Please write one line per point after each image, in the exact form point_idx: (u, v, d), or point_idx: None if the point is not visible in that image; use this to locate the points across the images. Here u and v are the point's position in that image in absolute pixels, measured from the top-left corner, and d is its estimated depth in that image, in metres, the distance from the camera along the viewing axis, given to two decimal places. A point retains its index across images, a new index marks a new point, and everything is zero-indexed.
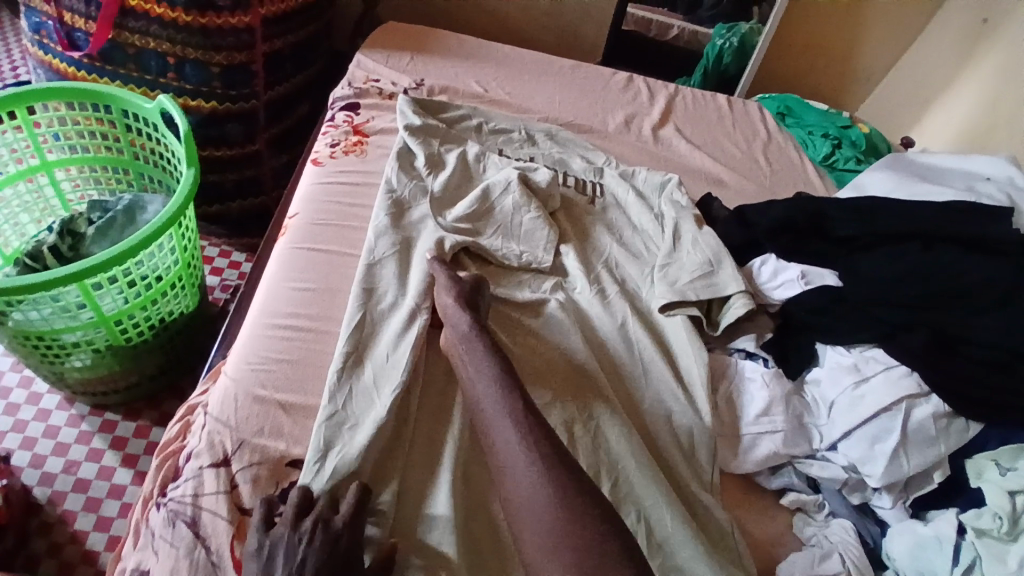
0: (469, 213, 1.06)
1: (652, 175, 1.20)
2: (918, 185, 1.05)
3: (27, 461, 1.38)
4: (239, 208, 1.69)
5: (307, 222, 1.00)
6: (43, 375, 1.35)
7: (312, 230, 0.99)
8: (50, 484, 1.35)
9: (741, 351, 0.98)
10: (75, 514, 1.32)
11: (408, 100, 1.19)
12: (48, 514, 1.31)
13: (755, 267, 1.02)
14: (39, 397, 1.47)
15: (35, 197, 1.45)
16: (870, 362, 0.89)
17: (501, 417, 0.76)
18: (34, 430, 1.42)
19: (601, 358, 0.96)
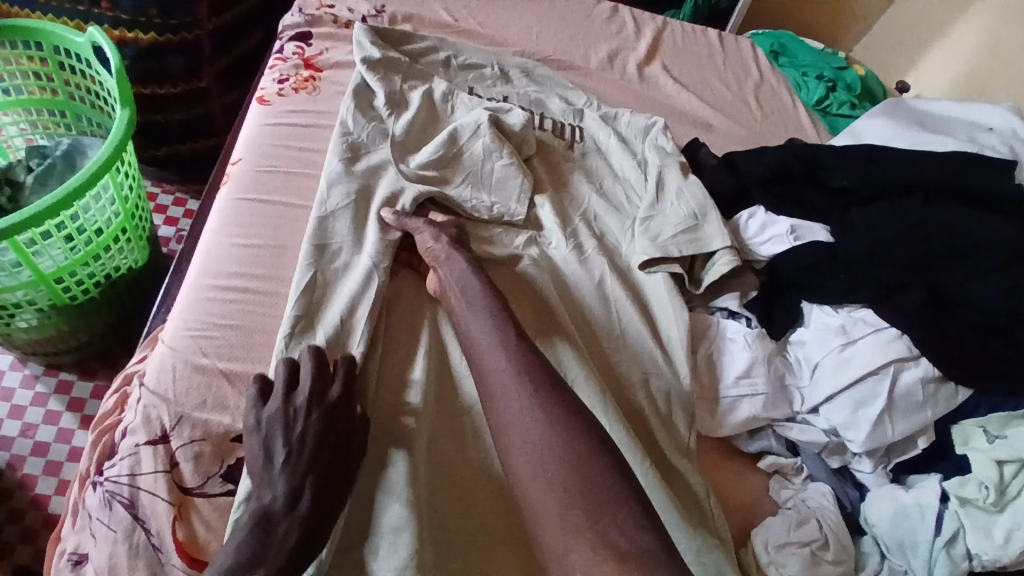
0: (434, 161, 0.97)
1: (636, 117, 1.10)
2: (917, 134, 0.98)
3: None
4: (190, 150, 1.56)
5: (252, 169, 0.91)
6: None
7: (257, 179, 0.90)
8: (9, 447, 1.29)
9: (722, 310, 0.93)
10: (36, 478, 1.27)
11: (366, 29, 1.06)
12: (7, 478, 1.26)
13: (742, 220, 0.96)
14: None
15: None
16: (858, 324, 0.85)
17: (489, 335, 0.77)
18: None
19: (575, 318, 0.89)
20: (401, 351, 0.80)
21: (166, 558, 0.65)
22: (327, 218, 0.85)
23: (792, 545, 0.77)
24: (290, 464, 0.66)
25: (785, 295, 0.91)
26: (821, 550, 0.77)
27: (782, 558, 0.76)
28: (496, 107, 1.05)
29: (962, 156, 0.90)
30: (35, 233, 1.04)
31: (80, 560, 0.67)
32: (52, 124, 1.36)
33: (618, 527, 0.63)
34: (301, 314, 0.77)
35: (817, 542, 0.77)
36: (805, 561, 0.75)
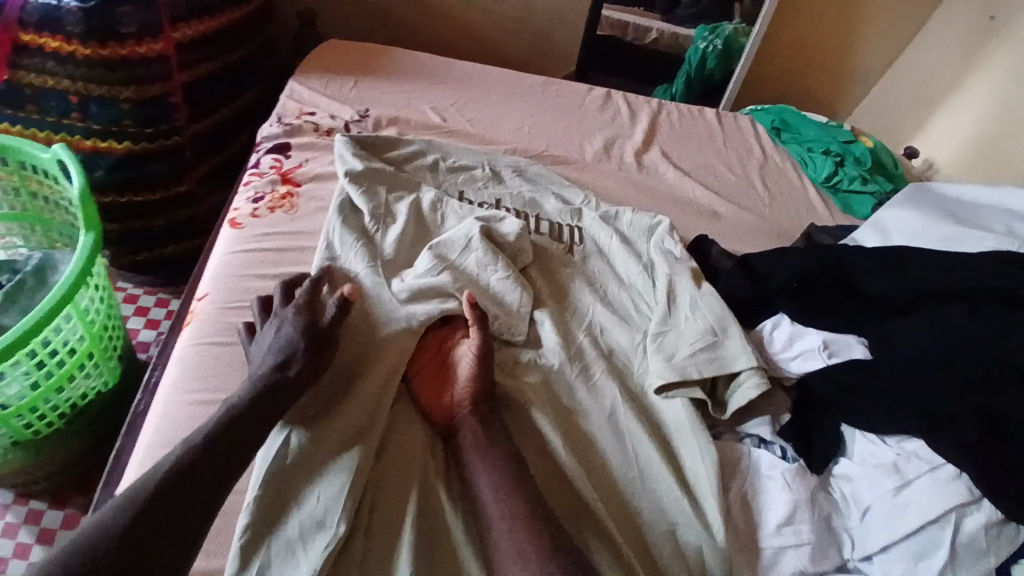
0: (434, 273, 0.88)
1: (638, 216, 1.02)
2: (947, 227, 0.90)
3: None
4: (173, 253, 1.49)
5: (223, 309, 0.83)
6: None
7: (230, 320, 0.82)
8: None
9: (753, 437, 0.83)
10: None
11: (347, 140, 1.01)
12: None
13: (766, 332, 0.88)
14: None
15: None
16: (912, 460, 0.74)
17: (496, 480, 0.71)
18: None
19: (584, 458, 0.79)
20: (392, 512, 0.70)
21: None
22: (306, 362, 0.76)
23: None
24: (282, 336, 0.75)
25: (822, 420, 0.82)
26: None
27: None
28: (488, 215, 0.98)
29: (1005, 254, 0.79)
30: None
31: None
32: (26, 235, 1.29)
33: None
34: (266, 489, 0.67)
35: None
36: None
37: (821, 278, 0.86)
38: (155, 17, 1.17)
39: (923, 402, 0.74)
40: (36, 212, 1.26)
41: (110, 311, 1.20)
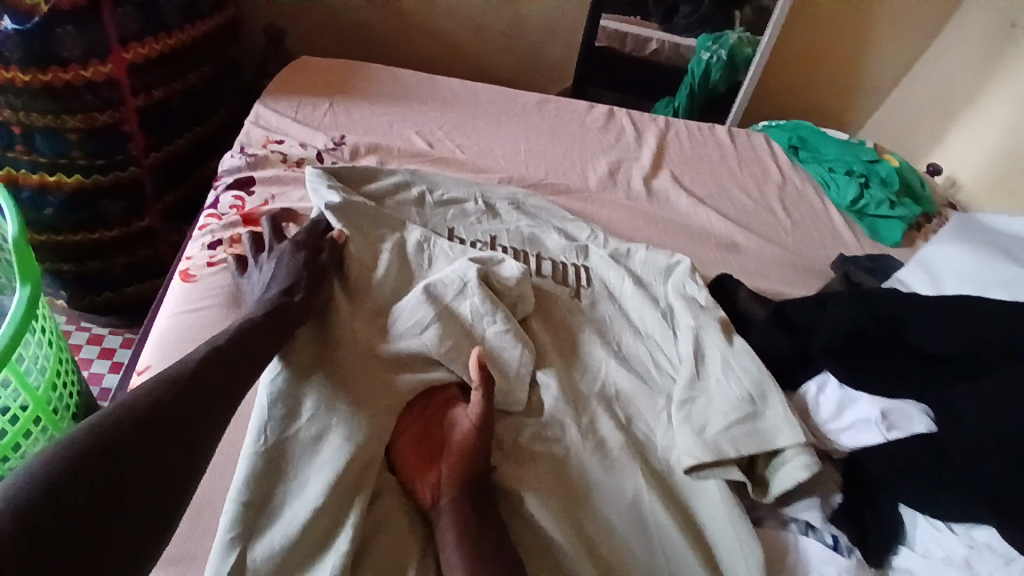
0: (417, 331, 0.76)
1: (653, 255, 0.90)
2: (1007, 268, 0.78)
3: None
4: (137, 292, 1.35)
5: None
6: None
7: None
8: None
9: (799, 522, 0.71)
10: None
11: (319, 172, 0.88)
12: None
13: (811, 395, 0.76)
14: None
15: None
16: (985, 555, 0.62)
17: None
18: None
19: (600, 558, 0.66)
20: None
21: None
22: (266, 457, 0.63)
23: None
24: (280, 274, 0.76)
25: (877, 501, 0.69)
26: None
27: None
28: (484, 257, 0.85)
29: None
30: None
31: None
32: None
33: None
34: None
35: None
36: None
37: (872, 333, 0.73)
38: (102, 37, 1.05)
39: (1011, 489, 0.61)
40: None
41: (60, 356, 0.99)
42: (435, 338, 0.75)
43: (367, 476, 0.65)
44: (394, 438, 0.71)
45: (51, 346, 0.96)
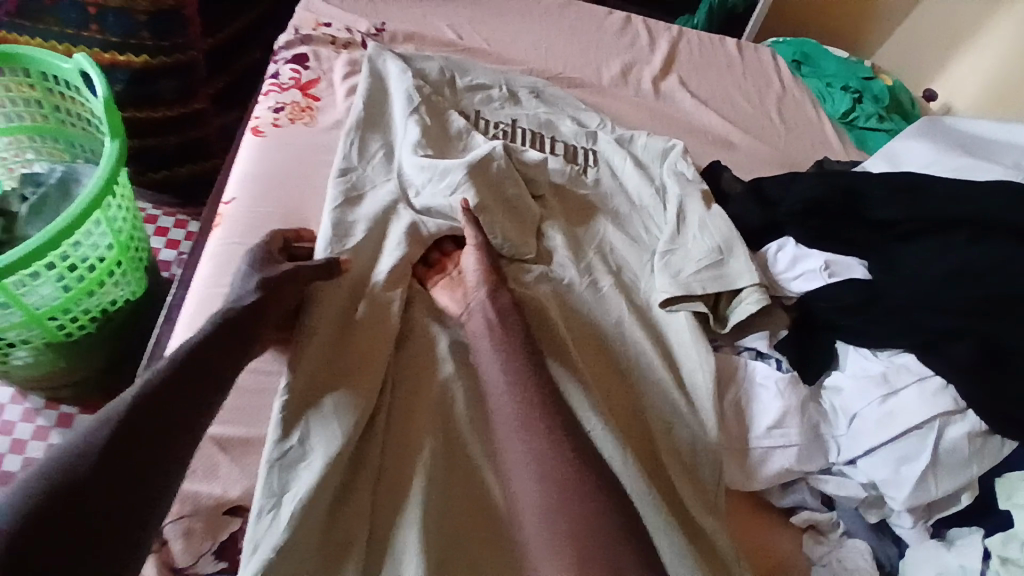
0: (448, 193, 0.87)
1: (653, 140, 1.04)
2: (957, 159, 0.89)
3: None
4: (188, 174, 1.48)
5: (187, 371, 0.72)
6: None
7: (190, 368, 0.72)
8: None
9: (750, 351, 0.87)
10: None
11: (395, 58, 1.03)
12: None
13: (771, 253, 0.90)
14: None
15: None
16: (901, 372, 0.77)
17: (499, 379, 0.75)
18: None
19: (598, 379, 0.83)
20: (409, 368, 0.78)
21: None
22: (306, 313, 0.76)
23: None
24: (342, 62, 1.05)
25: (820, 338, 0.84)
26: None
27: None
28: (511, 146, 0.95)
29: (1012, 187, 0.80)
30: (13, 278, 0.96)
31: None
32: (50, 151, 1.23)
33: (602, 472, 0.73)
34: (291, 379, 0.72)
35: None
36: None
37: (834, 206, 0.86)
38: None
39: (933, 329, 0.76)
40: (119, 257, 1.14)
41: (133, 228, 1.19)
42: (461, 197, 0.86)
43: (390, 308, 0.79)
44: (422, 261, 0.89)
45: (127, 215, 1.16)
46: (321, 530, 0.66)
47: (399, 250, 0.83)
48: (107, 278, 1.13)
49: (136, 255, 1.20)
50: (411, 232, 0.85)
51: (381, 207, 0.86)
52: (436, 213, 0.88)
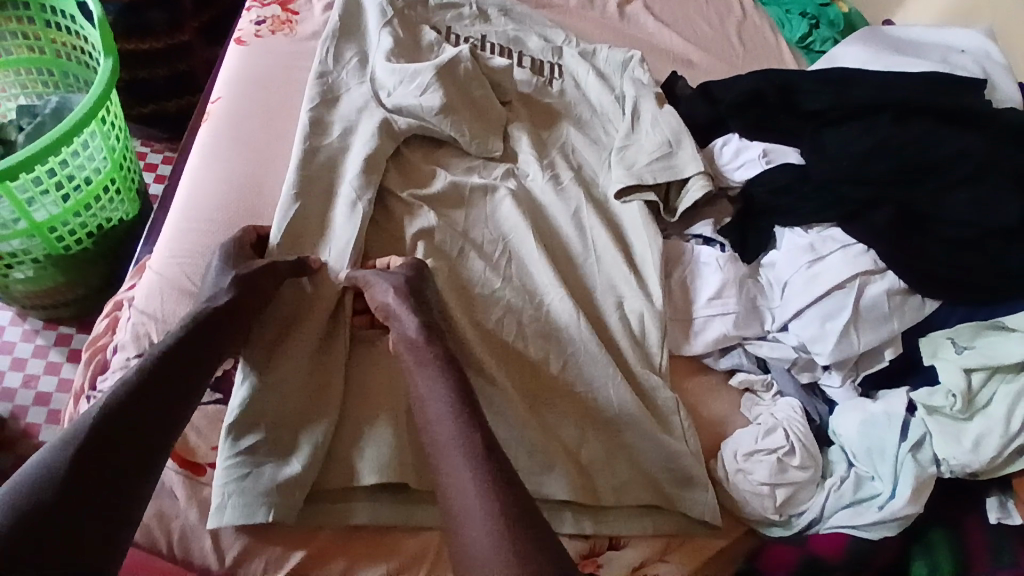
0: (418, 93, 0.93)
1: (614, 53, 1.10)
2: (892, 57, 0.99)
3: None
4: (176, 107, 1.53)
5: (178, 268, 0.76)
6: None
7: (179, 269, 0.76)
8: (32, 386, 1.31)
9: (697, 238, 0.95)
10: (39, 426, 1.27)
11: None
12: (11, 428, 1.26)
13: (716, 148, 0.98)
14: None
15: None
16: (827, 242, 0.86)
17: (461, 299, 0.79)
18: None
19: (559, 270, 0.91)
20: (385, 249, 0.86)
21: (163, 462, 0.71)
22: (296, 207, 0.82)
23: (761, 452, 0.81)
24: None
25: (759, 222, 0.92)
26: (787, 456, 0.80)
27: (749, 465, 0.80)
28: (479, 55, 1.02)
29: (933, 76, 0.90)
30: (18, 181, 1.02)
31: None
32: (35, 84, 1.27)
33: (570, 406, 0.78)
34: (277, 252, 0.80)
35: (783, 449, 0.80)
36: (772, 466, 0.79)
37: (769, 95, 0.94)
38: None
39: (854, 197, 0.85)
40: (115, 175, 1.20)
41: (125, 150, 1.24)
42: (430, 98, 0.92)
43: (368, 191, 0.86)
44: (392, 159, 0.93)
45: (117, 136, 1.19)
46: (305, 371, 0.75)
47: (372, 141, 0.89)
48: (103, 195, 1.20)
49: (128, 177, 1.25)
50: (383, 128, 0.91)
51: (356, 106, 0.93)
52: (407, 111, 0.93)
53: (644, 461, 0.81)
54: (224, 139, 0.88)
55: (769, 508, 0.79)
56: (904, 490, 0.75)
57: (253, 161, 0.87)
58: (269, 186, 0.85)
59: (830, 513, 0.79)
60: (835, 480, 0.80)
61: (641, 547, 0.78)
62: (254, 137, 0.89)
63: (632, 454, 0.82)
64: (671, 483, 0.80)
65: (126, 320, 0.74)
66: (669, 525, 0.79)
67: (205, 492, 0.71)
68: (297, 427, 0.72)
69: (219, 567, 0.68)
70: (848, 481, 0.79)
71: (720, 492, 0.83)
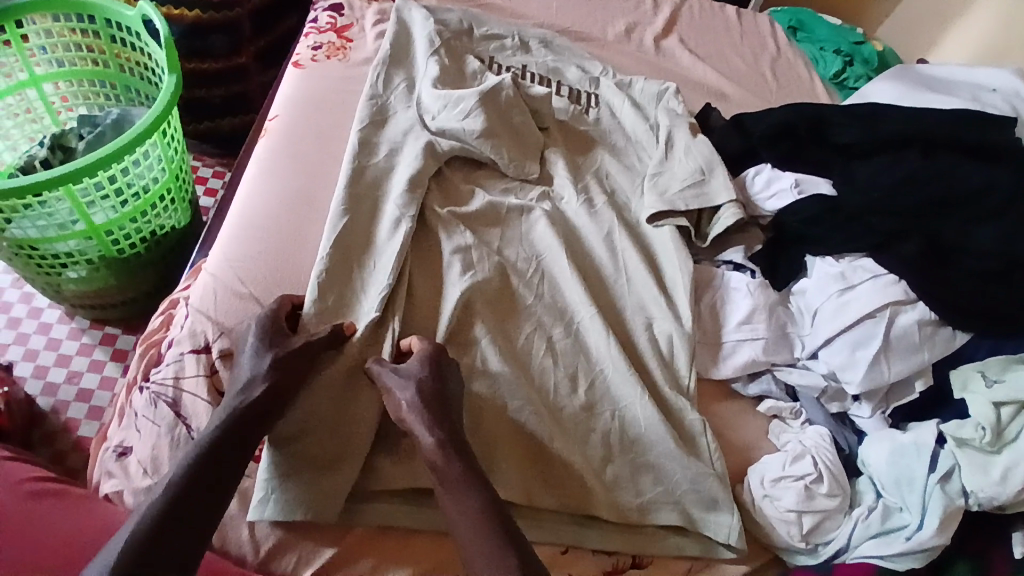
0: (461, 118, 0.98)
1: (649, 84, 1.14)
2: (923, 94, 1.01)
3: (30, 372, 1.37)
4: (228, 126, 1.63)
5: (231, 270, 0.81)
6: (40, 287, 1.32)
7: (233, 272, 0.81)
8: (76, 382, 1.37)
9: (728, 264, 0.97)
10: (79, 421, 1.32)
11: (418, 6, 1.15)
12: (52, 422, 1.32)
13: (749, 177, 1.00)
14: (40, 312, 1.45)
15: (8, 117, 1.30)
16: (857, 271, 0.86)
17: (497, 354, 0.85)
18: (35, 342, 1.41)
19: (594, 289, 0.94)
20: (423, 261, 0.89)
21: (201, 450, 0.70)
22: (345, 221, 0.86)
23: (787, 479, 0.81)
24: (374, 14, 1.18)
25: (790, 251, 0.94)
26: (815, 484, 0.80)
27: (776, 491, 0.80)
28: (521, 83, 1.07)
29: (964, 114, 0.92)
30: (81, 185, 1.10)
31: (122, 453, 0.72)
32: (96, 95, 1.38)
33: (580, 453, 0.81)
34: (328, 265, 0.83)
35: (811, 476, 0.80)
36: (799, 493, 0.79)
37: (800, 128, 0.98)
38: None
39: (885, 229, 0.86)
40: (166, 186, 1.28)
41: (180, 165, 1.32)
42: (473, 122, 0.97)
43: (413, 205, 0.90)
44: (434, 180, 0.97)
45: (172, 152, 1.27)
46: (345, 380, 0.77)
47: (419, 159, 0.94)
48: (156, 206, 1.28)
49: (179, 189, 1.34)
50: (428, 150, 0.96)
51: (402, 128, 0.98)
52: (450, 134, 0.97)
53: (673, 482, 0.81)
54: (282, 156, 0.94)
55: (796, 535, 0.79)
56: (932, 522, 0.75)
57: (305, 174, 0.92)
58: (321, 197, 0.90)
59: (857, 543, 0.78)
60: (863, 510, 0.80)
61: (664, 567, 0.79)
62: (308, 154, 0.94)
63: (659, 473, 0.82)
64: (698, 506, 0.80)
65: (182, 318, 0.78)
66: (695, 547, 0.79)
67: (245, 484, 0.74)
68: (338, 434, 0.75)
69: (254, 558, 0.71)
70: (876, 511, 0.79)
71: (745, 517, 0.83)
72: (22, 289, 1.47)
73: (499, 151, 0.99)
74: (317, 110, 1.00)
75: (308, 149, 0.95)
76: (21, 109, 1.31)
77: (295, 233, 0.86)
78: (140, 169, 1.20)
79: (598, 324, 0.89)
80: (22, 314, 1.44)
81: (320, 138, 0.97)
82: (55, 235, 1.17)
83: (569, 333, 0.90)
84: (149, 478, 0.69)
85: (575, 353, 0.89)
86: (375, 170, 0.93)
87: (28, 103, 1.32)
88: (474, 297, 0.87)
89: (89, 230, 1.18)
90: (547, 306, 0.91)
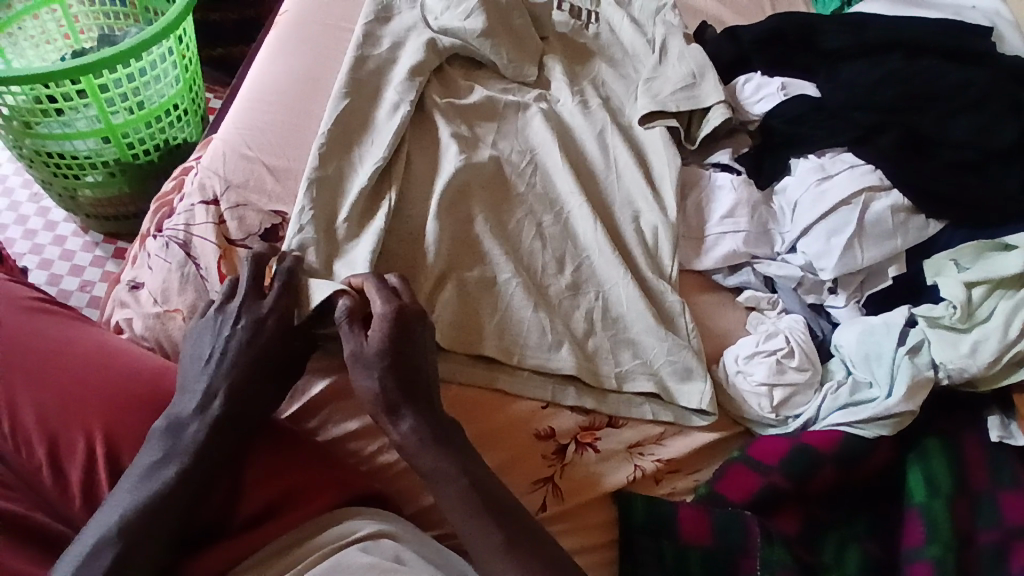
0: (463, 18, 1.01)
1: (648, 1, 1.13)
2: (911, 10, 1.05)
3: (42, 280, 1.39)
4: (243, 54, 1.65)
5: (240, 137, 0.88)
6: (55, 195, 1.35)
7: (241, 139, 0.88)
8: (88, 290, 1.38)
9: (716, 166, 1.00)
10: None
11: None
12: None
13: (739, 84, 1.03)
14: (54, 225, 1.46)
15: (25, 37, 1.28)
16: (837, 163, 0.91)
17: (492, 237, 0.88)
18: (49, 252, 1.42)
19: (587, 185, 0.97)
20: (422, 144, 0.93)
21: (208, 288, 0.78)
22: (346, 102, 0.90)
23: (761, 354, 0.83)
24: None
25: (779, 150, 0.97)
26: (786, 358, 0.83)
27: (750, 366, 0.83)
28: None
29: (946, 25, 0.99)
30: (100, 81, 1.14)
31: (136, 287, 0.80)
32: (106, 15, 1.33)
33: (557, 339, 0.84)
34: (327, 138, 0.87)
35: (783, 351, 0.83)
36: (771, 367, 0.82)
37: (789, 32, 1.03)
38: None
39: (869, 127, 0.91)
40: (178, 95, 1.31)
41: (192, 78, 1.36)
42: (474, 22, 1.01)
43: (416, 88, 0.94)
44: (435, 74, 1.01)
45: (185, 61, 1.31)
46: (337, 245, 0.81)
47: (425, 50, 0.98)
48: (169, 113, 1.31)
49: (191, 101, 1.37)
50: (431, 46, 0.99)
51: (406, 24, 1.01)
52: (452, 33, 1.01)
53: (650, 356, 0.85)
54: (291, 47, 0.99)
55: (766, 407, 0.82)
56: (900, 391, 0.78)
57: (312, 61, 0.98)
58: (326, 82, 0.96)
59: (826, 414, 0.82)
60: (832, 385, 0.83)
61: (639, 429, 0.83)
62: (316, 47, 0.99)
63: (637, 348, 0.86)
64: (673, 377, 0.84)
65: (193, 177, 0.85)
66: (668, 413, 0.84)
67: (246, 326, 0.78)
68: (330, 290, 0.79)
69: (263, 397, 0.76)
70: (845, 386, 0.82)
71: (718, 393, 0.86)
72: (38, 203, 1.48)
73: (500, 49, 1.03)
74: (325, 9, 1.05)
75: (314, 41, 1.00)
76: (37, 28, 1.29)
77: (300, 111, 0.91)
78: (156, 73, 1.23)
79: (587, 215, 0.92)
80: (37, 226, 1.45)
81: (326, 33, 1.02)
82: (70, 132, 1.19)
83: (559, 223, 0.93)
84: (159, 306, 0.78)
85: (560, 250, 0.91)
86: (379, 58, 0.97)
87: (45, 24, 1.29)
88: (463, 178, 0.90)
89: (105, 129, 1.21)
90: (539, 196, 0.94)
